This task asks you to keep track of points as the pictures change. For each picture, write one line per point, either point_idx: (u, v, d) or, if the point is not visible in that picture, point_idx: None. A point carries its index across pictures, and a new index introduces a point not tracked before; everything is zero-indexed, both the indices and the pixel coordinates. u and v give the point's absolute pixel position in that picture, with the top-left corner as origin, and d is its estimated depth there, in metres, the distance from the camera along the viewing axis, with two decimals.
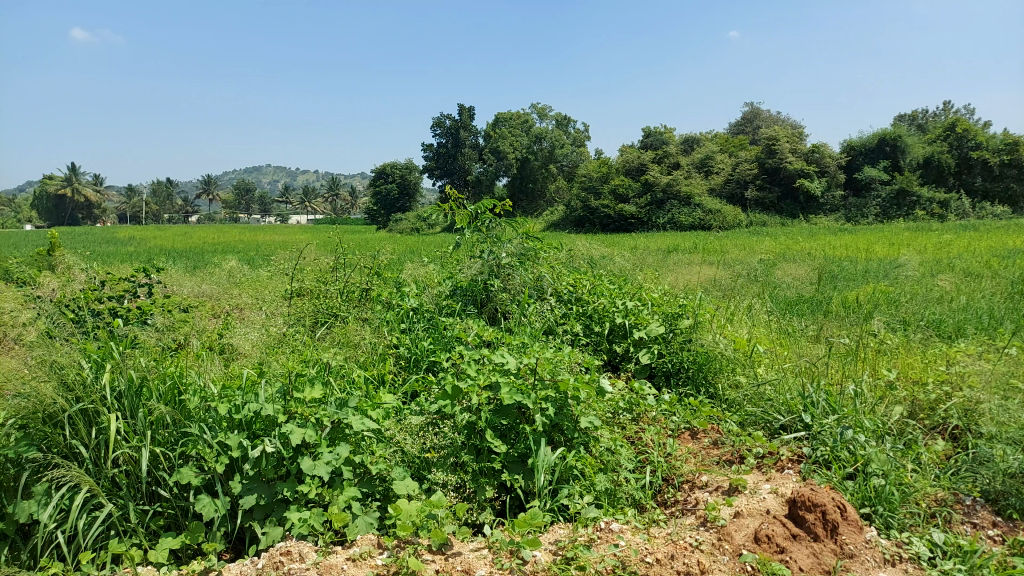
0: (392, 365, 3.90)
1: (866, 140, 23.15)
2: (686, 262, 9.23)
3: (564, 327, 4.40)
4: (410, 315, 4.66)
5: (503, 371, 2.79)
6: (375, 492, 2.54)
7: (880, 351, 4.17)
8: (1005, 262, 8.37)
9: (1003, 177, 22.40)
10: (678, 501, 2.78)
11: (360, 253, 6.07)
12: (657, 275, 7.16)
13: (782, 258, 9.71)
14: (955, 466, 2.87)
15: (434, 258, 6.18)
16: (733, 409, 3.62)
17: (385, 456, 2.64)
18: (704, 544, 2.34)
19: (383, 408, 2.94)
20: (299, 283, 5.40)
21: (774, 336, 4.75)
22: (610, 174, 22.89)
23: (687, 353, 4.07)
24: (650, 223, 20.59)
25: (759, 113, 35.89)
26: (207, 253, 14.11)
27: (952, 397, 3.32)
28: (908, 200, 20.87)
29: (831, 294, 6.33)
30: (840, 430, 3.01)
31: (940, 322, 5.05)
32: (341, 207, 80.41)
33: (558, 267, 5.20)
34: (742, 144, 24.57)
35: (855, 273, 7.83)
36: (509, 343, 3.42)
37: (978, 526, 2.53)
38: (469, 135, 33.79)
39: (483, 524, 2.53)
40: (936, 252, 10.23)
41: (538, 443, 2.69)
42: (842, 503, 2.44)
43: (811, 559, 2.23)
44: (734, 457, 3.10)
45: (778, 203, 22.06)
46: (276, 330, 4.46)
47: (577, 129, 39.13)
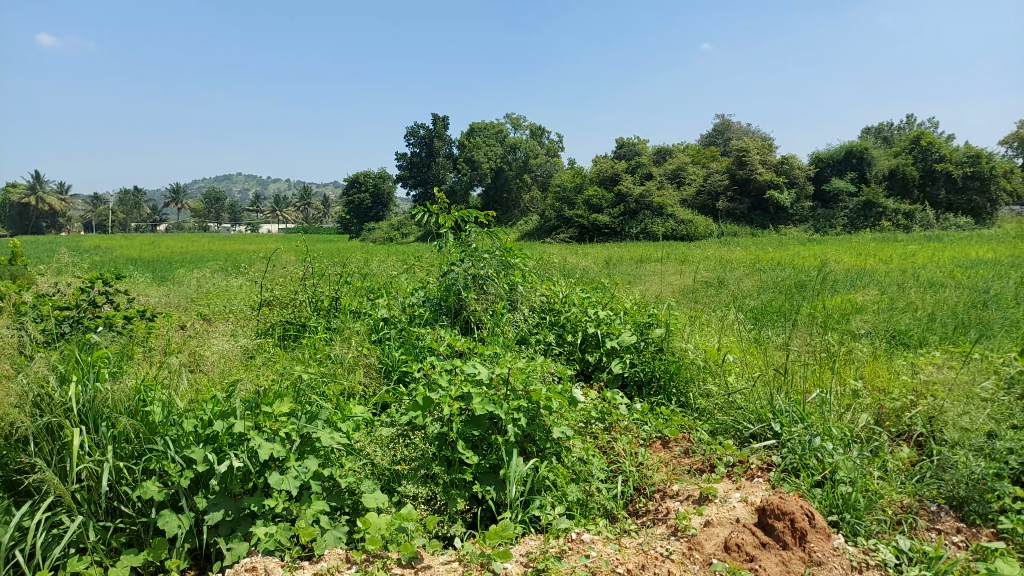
0: (364, 376, 3.87)
1: (834, 152, 23.63)
2: (658, 271, 9.35)
3: (537, 337, 4.40)
4: (379, 325, 4.72)
5: (475, 381, 2.77)
6: (344, 505, 2.50)
7: (847, 360, 4.24)
8: (968, 272, 8.56)
9: (966, 189, 22.93)
10: (649, 510, 2.80)
11: (331, 263, 6.00)
12: (629, 285, 7.23)
13: (753, 267, 9.84)
14: (920, 472, 2.92)
15: (408, 267, 6.16)
16: (704, 418, 3.64)
17: (355, 469, 2.61)
18: (674, 554, 2.35)
19: (354, 420, 2.91)
20: (268, 293, 5.31)
21: (744, 345, 4.80)
22: (583, 183, 23.02)
23: (659, 361, 4.09)
24: (623, 233, 20.73)
25: (730, 125, 36.45)
26: (177, 263, 13.91)
27: (916, 404, 3.39)
28: (874, 211, 21.35)
29: (800, 303, 6.45)
30: (809, 438, 3.05)
31: (905, 332, 5.16)
32: (312, 216, 79.77)
33: (531, 276, 5.21)
34: (713, 155, 24.86)
35: (823, 281, 7.97)
36: (481, 354, 3.41)
37: (942, 532, 2.58)
38: (443, 144, 33.71)
39: (454, 536, 2.50)
40: (901, 261, 10.45)
41: (510, 453, 2.67)
42: (810, 511, 2.47)
43: (779, 567, 2.25)
44: (705, 466, 3.12)
45: (748, 214, 22.44)
46: (246, 341, 4.39)
47: (551, 139, 39.30)
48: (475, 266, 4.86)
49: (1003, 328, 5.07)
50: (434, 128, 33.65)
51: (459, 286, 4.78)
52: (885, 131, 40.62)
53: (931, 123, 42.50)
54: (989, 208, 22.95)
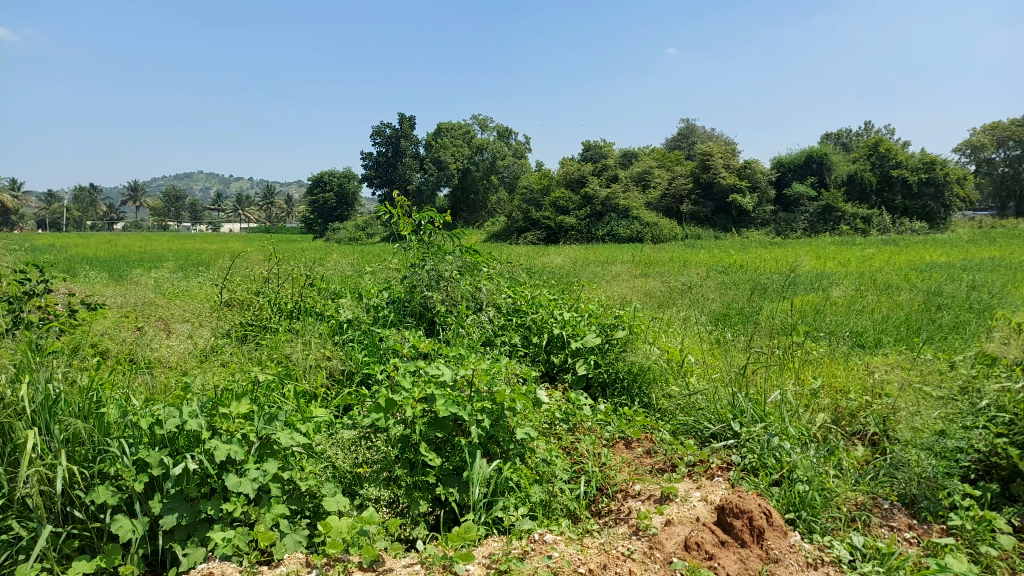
0: (327, 379, 3.84)
1: (794, 157, 24.18)
2: (623, 273, 9.45)
3: (502, 339, 4.40)
4: (342, 326, 4.66)
5: (439, 383, 2.76)
6: (305, 509, 2.47)
7: (804, 361, 4.34)
8: (921, 275, 8.84)
9: (921, 195, 23.57)
10: (611, 511, 2.82)
11: (294, 264, 5.90)
12: (595, 287, 7.29)
13: (716, 270, 10.01)
14: (874, 469, 3.01)
15: (372, 268, 6.11)
16: (666, 419, 3.69)
17: (315, 472, 2.58)
18: (635, 553, 2.38)
19: (315, 422, 2.87)
20: (228, 294, 5.20)
21: (707, 346, 4.87)
22: (550, 185, 23.07)
23: (622, 363, 4.13)
24: (590, 235, 20.83)
25: (695, 129, 36.98)
26: (131, 262, 13.51)
27: (872, 405, 3.49)
28: (833, 215, 21.92)
29: (761, 305, 6.57)
30: (767, 437, 3.12)
31: (861, 333, 5.30)
32: (275, 215, 78.69)
33: (497, 278, 5.21)
34: (678, 159, 25.16)
35: (783, 284, 8.14)
36: (446, 355, 3.39)
37: (895, 529, 2.66)
38: (409, 144, 33.49)
39: (416, 539, 2.49)
40: (859, 263, 10.73)
41: (474, 455, 2.67)
42: (768, 509, 2.53)
43: (738, 564, 2.29)
44: (667, 466, 3.16)
45: (711, 218, 22.80)
46: (204, 344, 4.27)
47: (518, 141, 39.42)
48: (440, 267, 4.83)
49: (954, 329, 5.25)
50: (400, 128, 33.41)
51: (424, 288, 4.75)
52: (845, 137, 41.59)
53: (889, 129, 43.65)
54: (943, 213, 23.60)
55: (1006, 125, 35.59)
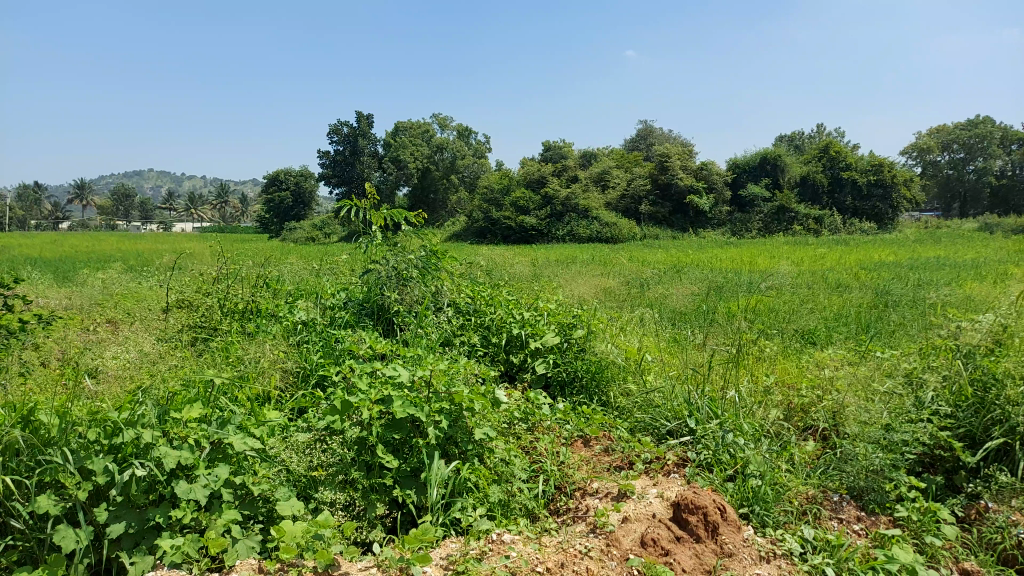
0: (281, 381, 3.77)
1: (750, 159, 24.86)
2: (583, 273, 9.52)
3: (461, 339, 4.37)
4: (297, 329, 4.56)
5: (397, 384, 2.74)
6: (258, 514, 2.41)
7: (758, 358, 4.42)
8: (870, 274, 9.11)
9: (870, 196, 24.13)
10: (569, 509, 2.83)
11: (248, 264, 5.77)
12: (555, 287, 7.32)
13: (674, 269, 10.16)
14: (824, 464, 3.08)
15: (329, 268, 6.02)
16: (624, 417, 3.72)
17: (269, 476, 2.52)
18: (593, 551, 2.39)
19: (268, 425, 2.82)
20: (179, 295, 5.03)
21: (664, 345, 4.93)
22: (511, 185, 23.06)
23: (581, 362, 4.15)
24: (550, 236, 20.93)
25: (653, 131, 37.48)
26: (77, 262, 13.07)
27: (822, 400, 3.57)
28: (786, 216, 22.47)
29: (717, 303, 6.68)
30: (722, 434, 3.17)
31: (813, 330, 5.42)
32: (230, 214, 77.11)
33: (455, 277, 5.18)
34: (637, 160, 25.44)
35: (739, 283, 8.29)
36: (403, 356, 3.36)
37: (844, 521, 2.73)
38: (367, 143, 32.99)
39: (372, 542, 2.47)
40: (811, 263, 11.00)
41: (431, 456, 2.66)
42: (722, 504, 2.57)
43: (693, 560, 2.32)
44: (624, 463, 3.19)
45: (669, 218, 23.11)
46: (151, 347, 4.14)
47: (478, 140, 39.40)
48: (399, 266, 4.78)
49: (900, 327, 5.41)
50: (358, 126, 33.00)
51: (382, 288, 4.70)
52: (799, 138, 42.59)
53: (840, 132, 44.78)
54: (890, 215, 24.11)
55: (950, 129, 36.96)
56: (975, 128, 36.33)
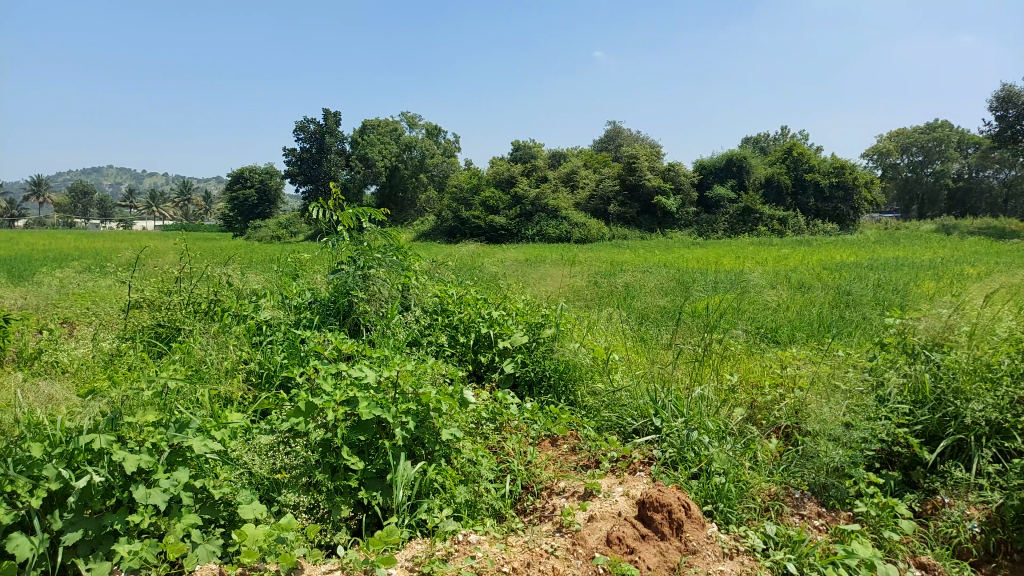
0: (243, 383, 3.71)
1: (716, 160, 25.21)
2: (552, 272, 9.55)
3: (428, 339, 4.34)
4: (261, 329, 4.48)
5: (362, 385, 2.71)
6: (219, 518, 2.37)
7: (723, 357, 4.48)
8: (831, 274, 9.28)
9: (832, 198, 24.55)
10: (536, 509, 2.84)
11: (210, 263, 5.63)
12: (523, 286, 7.32)
13: (641, 269, 10.24)
14: (786, 461, 3.13)
15: (294, 267, 5.94)
16: (591, 415, 3.74)
17: (231, 479, 2.48)
18: (559, 550, 2.40)
19: (230, 427, 2.77)
20: (138, 294, 4.84)
21: (631, 344, 4.96)
22: (480, 185, 23.00)
23: (549, 361, 4.17)
24: (520, 235, 20.98)
25: (621, 133, 37.82)
26: (33, 262, 12.70)
27: (785, 398, 3.64)
28: (752, 217, 22.87)
29: (684, 303, 6.74)
30: (687, 432, 3.21)
31: (777, 330, 5.50)
32: (193, 212, 75.75)
33: (423, 277, 5.15)
34: (605, 160, 25.59)
35: (705, 283, 8.39)
36: (369, 357, 3.32)
37: (805, 517, 2.79)
38: (334, 141, 32.64)
39: (337, 545, 2.44)
40: (776, 264, 11.18)
41: (397, 457, 2.64)
42: (686, 502, 2.60)
43: (657, 558, 2.34)
44: (591, 462, 3.21)
45: (637, 218, 23.31)
46: (108, 349, 4.04)
47: (447, 140, 39.30)
48: (365, 266, 4.73)
49: (860, 326, 5.52)
50: (325, 124, 32.62)
51: (347, 288, 4.65)
52: (764, 141, 43.26)
53: (804, 134, 45.50)
54: (852, 216, 24.55)
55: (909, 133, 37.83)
56: (935, 132, 37.13)
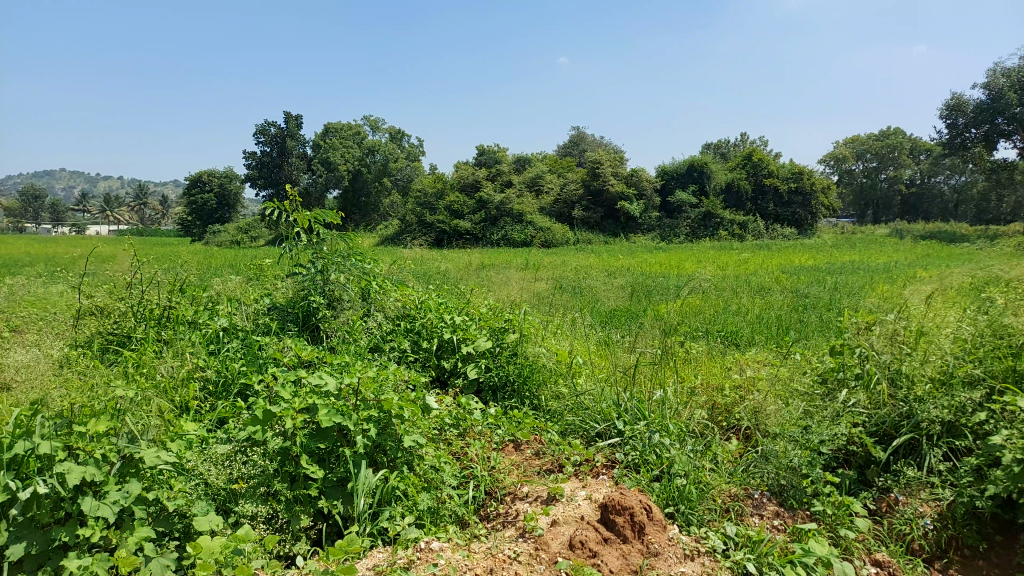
0: (199, 391, 3.63)
1: (678, 166, 25.58)
2: (515, 277, 9.57)
3: (391, 345, 4.30)
4: (218, 336, 4.38)
5: (322, 393, 2.68)
6: (173, 530, 2.31)
7: (685, 361, 4.53)
8: (789, 278, 9.48)
9: (791, 203, 25.08)
10: (500, 514, 2.83)
11: (165, 269, 5.50)
12: (487, 291, 7.32)
13: (603, 274, 10.34)
14: (746, 462, 3.18)
15: (252, 272, 5.84)
16: (554, 419, 3.75)
17: (186, 490, 2.42)
18: (522, 555, 2.39)
19: (185, 437, 2.71)
20: (89, 300, 4.72)
21: (594, 348, 4.99)
22: (444, 189, 22.96)
23: (512, 366, 4.17)
24: (484, 239, 20.98)
25: (585, 138, 38.19)
26: None
27: (744, 400, 3.70)
28: (713, 221, 23.28)
29: (646, 307, 6.81)
30: (649, 435, 3.25)
31: (736, 333, 5.60)
32: (149, 216, 74.01)
33: (385, 281, 5.10)
34: (569, 165, 25.77)
35: (667, 287, 8.50)
36: (330, 364, 3.28)
37: (764, 517, 2.83)
38: (296, 144, 32.22)
39: (296, 555, 2.40)
40: (736, 268, 11.36)
41: (358, 465, 2.61)
42: (648, 505, 2.63)
43: (620, 560, 2.36)
44: (554, 466, 3.22)
45: (601, 223, 23.51)
46: (56, 357, 3.92)
47: (411, 145, 39.13)
48: (326, 271, 4.67)
49: (816, 328, 5.65)
50: (287, 127, 32.19)
51: (308, 293, 4.58)
52: (724, 146, 44.03)
53: (762, 140, 46.39)
54: (810, 221, 25.03)
55: (863, 140, 38.89)
56: (887, 139, 38.21)
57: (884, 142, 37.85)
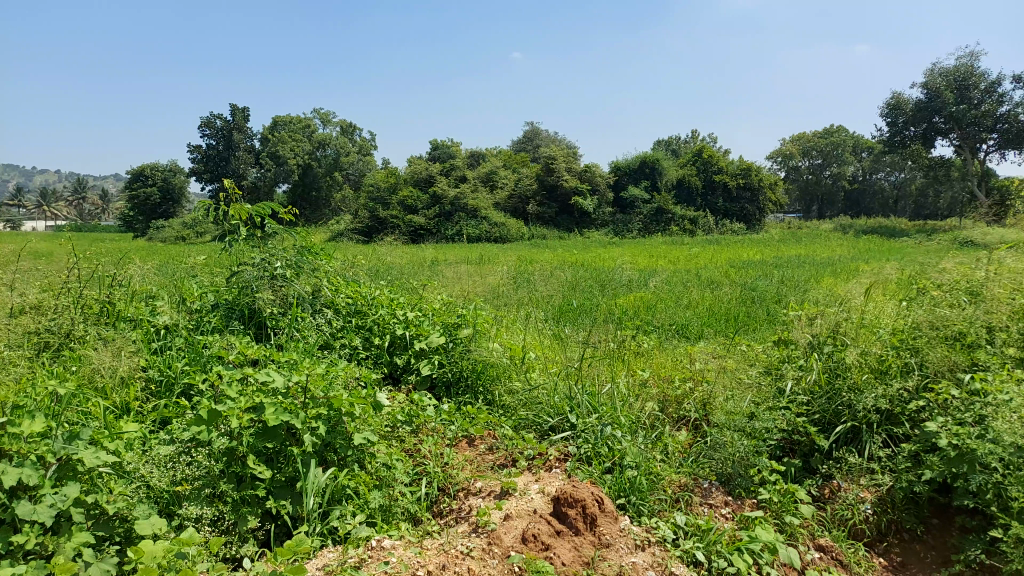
0: (140, 392, 3.52)
1: (630, 162, 25.86)
2: (469, 272, 9.54)
3: (342, 342, 4.24)
4: (160, 334, 4.23)
5: (270, 391, 2.62)
6: (114, 535, 2.24)
7: (637, 354, 4.59)
8: (739, 272, 9.68)
9: (739, 199, 25.62)
10: (453, 510, 2.82)
11: (102, 265, 5.29)
12: (441, 287, 7.27)
13: (557, 268, 10.40)
14: (695, 452, 3.24)
15: (195, 268, 5.66)
16: (508, 414, 3.75)
17: (126, 493, 2.34)
18: (474, 550, 2.39)
19: (124, 438, 2.62)
20: (20, 297, 4.51)
21: (547, 342, 5.01)
22: (398, 183, 22.71)
23: (466, 362, 4.16)
24: (438, 234, 20.82)
25: (539, 134, 38.31)
26: None
27: (693, 392, 3.78)
28: (665, 217, 23.62)
29: (599, 301, 6.87)
30: (601, 428, 3.28)
31: (686, 326, 5.70)
32: (89, 211, 71.31)
33: (335, 277, 5.03)
34: (524, 160, 25.80)
35: (619, 281, 8.59)
36: (277, 361, 3.22)
37: (713, 506, 2.89)
38: (243, 137, 31.44)
39: (243, 557, 2.35)
40: (686, 262, 11.55)
41: (307, 464, 2.58)
42: (600, 497, 2.66)
43: (572, 553, 2.38)
44: (507, 461, 3.22)
45: (555, 218, 23.61)
46: None
47: (363, 139, 38.65)
48: (273, 267, 4.56)
49: (764, 321, 5.77)
50: (234, 120, 31.38)
51: (255, 288, 4.47)
52: (675, 143, 44.68)
53: (712, 137, 47.14)
54: (758, 216, 25.63)
55: (808, 137, 39.87)
56: (832, 136, 39.25)
57: (828, 140, 38.87)
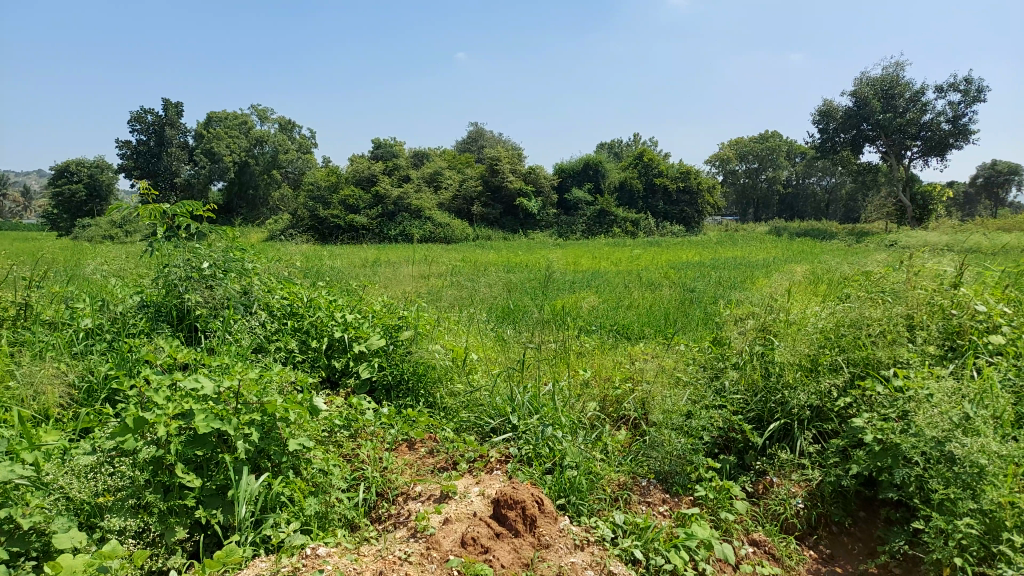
0: (60, 399, 3.34)
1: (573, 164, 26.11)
2: (412, 273, 9.44)
3: (277, 345, 4.13)
4: (82, 338, 4.04)
5: (199, 397, 2.52)
6: (30, 550, 2.12)
7: (577, 355, 4.63)
8: (678, 273, 9.87)
9: (679, 202, 26.17)
10: (391, 515, 2.78)
11: (17, 266, 5.00)
12: (381, 288, 7.15)
13: (500, 269, 10.40)
14: (634, 452, 3.29)
15: (119, 269, 5.41)
16: (449, 416, 3.72)
17: (44, 506, 2.22)
18: (412, 556, 2.36)
19: (41, 449, 2.48)
20: None
21: (488, 344, 5.00)
22: (339, 183, 22.30)
23: (407, 364, 4.10)
24: (381, 235, 20.53)
25: (483, 134, 38.27)
26: None
27: (632, 392, 3.82)
28: (607, 218, 23.93)
29: (542, 302, 6.88)
30: (542, 429, 3.29)
31: (627, 327, 5.76)
32: (8, 208, 67.71)
33: (270, 279, 4.89)
34: (468, 161, 25.74)
35: (563, 282, 8.65)
36: (208, 365, 3.10)
37: (651, 504, 2.94)
38: (176, 133, 30.33)
39: (171, 570, 2.26)
40: (628, 264, 11.72)
41: (240, 471, 2.51)
42: (540, 498, 2.67)
43: (511, 555, 2.37)
44: (448, 464, 3.20)
45: (500, 219, 23.63)
46: None
47: (304, 137, 37.86)
48: (205, 268, 4.41)
49: (701, 321, 5.89)
50: (166, 115, 30.25)
51: (185, 290, 4.31)
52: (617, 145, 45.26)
53: (653, 141, 48.00)
54: (697, 218, 26.23)
55: (745, 141, 40.99)
56: (767, 141, 40.46)
57: (764, 145, 40.04)
